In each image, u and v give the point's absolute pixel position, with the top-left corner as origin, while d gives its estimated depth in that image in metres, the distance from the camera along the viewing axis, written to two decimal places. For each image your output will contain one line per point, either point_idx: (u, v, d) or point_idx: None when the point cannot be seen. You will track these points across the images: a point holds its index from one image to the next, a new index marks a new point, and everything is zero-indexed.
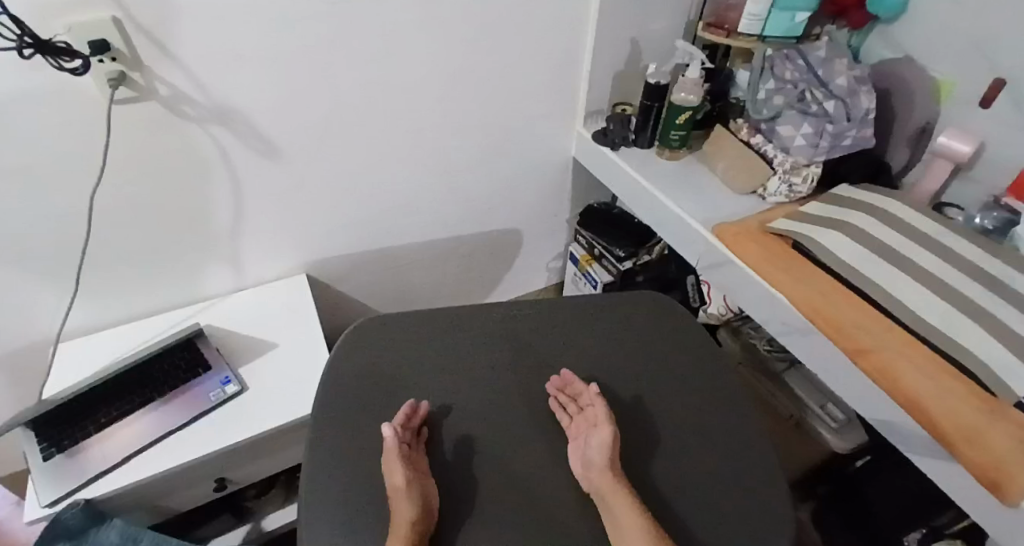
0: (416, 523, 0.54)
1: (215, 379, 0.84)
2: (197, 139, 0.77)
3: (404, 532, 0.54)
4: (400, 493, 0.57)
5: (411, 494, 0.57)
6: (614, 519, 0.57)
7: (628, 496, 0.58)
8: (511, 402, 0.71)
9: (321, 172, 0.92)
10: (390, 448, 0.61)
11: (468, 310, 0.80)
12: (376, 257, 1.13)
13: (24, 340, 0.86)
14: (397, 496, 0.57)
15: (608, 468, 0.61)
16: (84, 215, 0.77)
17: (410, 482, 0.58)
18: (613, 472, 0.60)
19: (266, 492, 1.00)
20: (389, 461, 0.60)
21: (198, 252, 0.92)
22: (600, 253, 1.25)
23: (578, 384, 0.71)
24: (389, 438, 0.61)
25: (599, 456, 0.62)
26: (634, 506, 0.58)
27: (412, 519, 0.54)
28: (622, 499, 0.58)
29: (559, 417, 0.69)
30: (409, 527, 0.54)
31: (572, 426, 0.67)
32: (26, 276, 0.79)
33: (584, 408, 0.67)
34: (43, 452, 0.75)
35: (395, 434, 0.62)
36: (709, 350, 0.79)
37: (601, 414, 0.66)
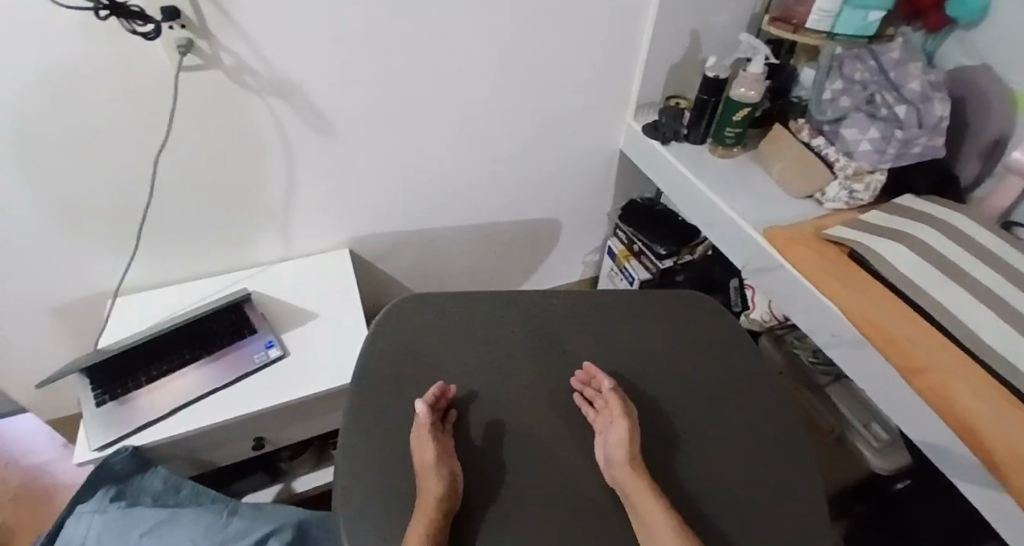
0: (440, 502, 0.55)
1: (259, 342, 0.87)
2: (255, 109, 0.79)
3: (428, 509, 0.55)
4: (427, 470, 0.58)
5: (437, 472, 0.58)
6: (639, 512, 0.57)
7: (652, 492, 0.58)
8: (543, 391, 0.71)
9: (368, 149, 0.93)
10: (422, 426, 0.62)
11: (503, 295, 0.80)
12: (417, 238, 1.14)
13: (85, 292, 0.91)
14: (423, 473, 0.58)
15: (629, 465, 0.60)
16: (149, 178, 0.80)
17: (437, 460, 0.59)
18: (638, 465, 0.60)
19: (299, 456, 1.02)
20: (416, 439, 0.62)
21: (249, 220, 0.94)
22: (639, 249, 1.22)
23: (601, 377, 0.70)
24: (422, 415, 0.63)
25: (620, 453, 0.61)
26: (658, 500, 0.57)
27: (439, 496, 0.55)
28: (647, 494, 0.57)
29: (583, 412, 0.68)
30: (432, 506, 0.55)
31: (596, 420, 0.66)
32: (92, 232, 0.83)
33: (606, 402, 0.66)
34: (97, 399, 0.78)
35: (425, 411, 0.63)
36: (752, 356, 0.77)
37: (617, 407, 0.65)
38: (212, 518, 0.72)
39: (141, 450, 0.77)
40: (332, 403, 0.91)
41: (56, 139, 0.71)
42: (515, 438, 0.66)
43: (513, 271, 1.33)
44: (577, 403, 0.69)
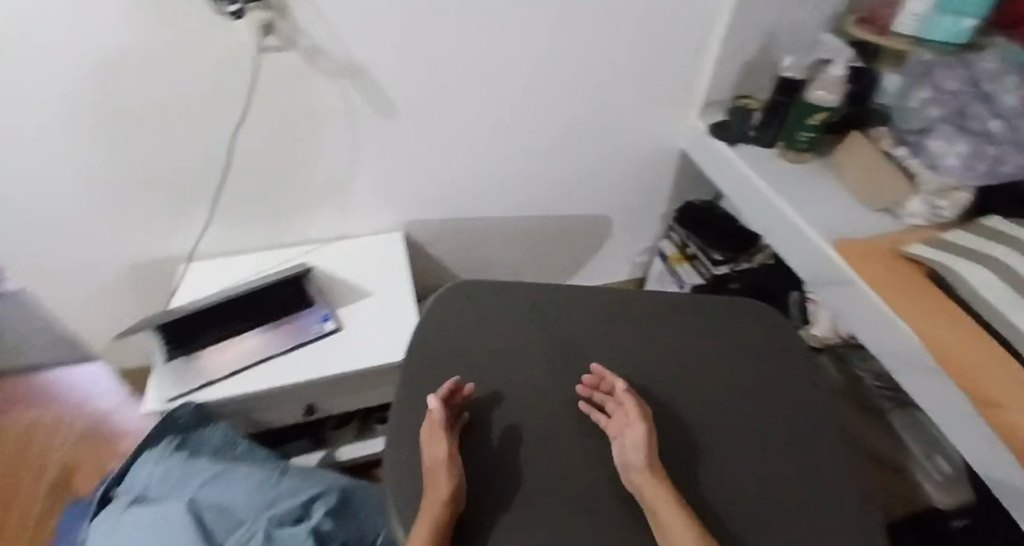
0: (447, 503, 0.54)
1: (316, 315, 0.91)
2: (327, 90, 0.82)
3: (440, 504, 0.53)
4: (437, 468, 0.57)
5: (448, 471, 0.57)
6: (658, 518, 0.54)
7: (673, 496, 0.55)
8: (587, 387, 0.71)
9: (428, 136, 0.94)
10: (435, 423, 0.61)
11: (553, 289, 0.81)
12: (470, 226, 1.15)
13: (160, 255, 0.97)
14: (433, 470, 0.57)
15: (647, 469, 0.58)
16: (225, 150, 0.85)
17: (449, 459, 0.58)
18: (658, 470, 0.58)
19: (343, 425, 1.06)
20: (427, 435, 0.61)
21: (312, 197, 0.98)
22: (694, 254, 1.19)
23: (611, 379, 0.68)
24: (435, 411, 0.62)
25: (638, 457, 0.59)
26: (678, 505, 0.55)
27: (446, 497, 0.54)
28: (664, 497, 0.55)
29: (595, 419, 0.66)
30: (439, 504, 0.53)
31: (610, 426, 0.64)
32: (172, 197, 0.89)
33: (619, 404, 0.65)
34: (168, 354, 0.85)
35: (438, 407, 0.62)
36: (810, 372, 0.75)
37: (632, 409, 0.64)
38: (263, 475, 0.75)
39: (206, 405, 0.82)
40: (380, 380, 0.94)
41: (146, 108, 0.76)
42: (553, 431, 0.66)
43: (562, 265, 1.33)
44: (586, 409, 0.67)
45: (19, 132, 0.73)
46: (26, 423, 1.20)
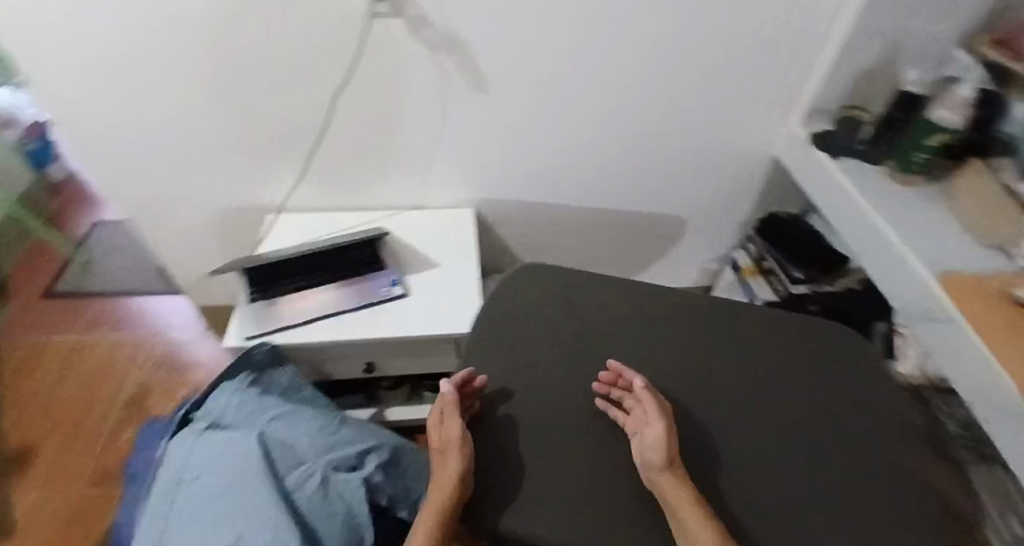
0: (456, 485, 0.57)
1: (385, 278, 0.94)
2: (426, 59, 0.84)
3: (449, 485, 0.56)
4: (449, 449, 0.60)
5: (458, 453, 0.60)
6: (676, 517, 0.54)
7: (694, 498, 0.55)
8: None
9: (514, 117, 0.95)
10: (448, 405, 0.64)
11: (621, 285, 0.81)
12: (542, 211, 1.14)
13: (254, 203, 1.03)
14: (444, 453, 0.60)
15: (667, 469, 0.58)
16: (325, 108, 0.89)
17: (461, 441, 0.61)
18: (678, 470, 0.58)
19: (395, 388, 1.09)
20: (437, 420, 0.64)
21: (397, 166, 1.00)
22: (769, 267, 1.14)
23: (628, 374, 0.67)
24: (447, 394, 0.65)
25: (656, 456, 0.59)
26: (700, 506, 0.54)
27: (456, 478, 0.57)
28: (685, 497, 0.55)
29: (613, 415, 0.66)
30: (447, 487, 0.56)
31: (629, 423, 0.64)
32: (272, 149, 0.94)
33: (637, 401, 0.65)
34: (250, 295, 0.91)
35: (451, 391, 0.65)
36: (893, 413, 0.71)
37: (651, 406, 0.64)
38: (325, 422, 0.78)
39: (278, 347, 0.87)
40: (439, 350, 0.96)
41: (261, 58, 0.81)
42: (603, 424, 0.66)
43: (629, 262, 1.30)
44: (603, 406, 0.67)
45: (155, 68, 0.81)
46: (113, 342, 1.33)
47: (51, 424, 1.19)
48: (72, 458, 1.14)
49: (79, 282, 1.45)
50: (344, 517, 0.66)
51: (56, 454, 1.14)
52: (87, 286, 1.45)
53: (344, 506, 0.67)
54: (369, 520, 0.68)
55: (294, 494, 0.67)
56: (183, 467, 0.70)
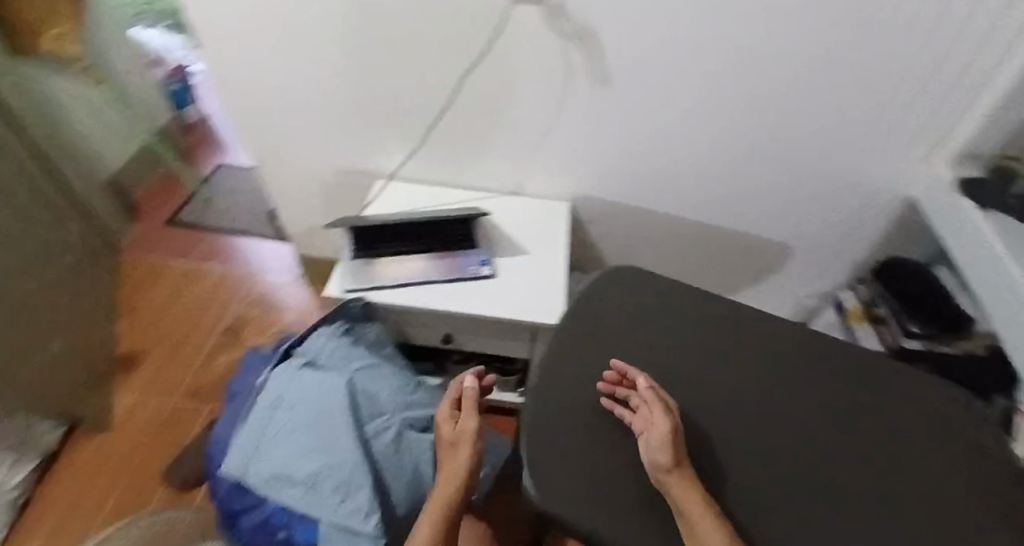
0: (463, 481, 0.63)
1: (475, 257, 0.95)
2: (556, 51, 0.84)
3: (457, 478, 0.63)
4: (464, 441, 0.65)
5: (470, 448, 0.65)
6: (687, 520, 0.54)
7: (705, 502, 0.55)
8: (726, 413, 0.67)
9: (631, 119, 0.93)
10: (468, 399, 0.69)
11: (719, 305, 0.78)
12: (638, 215, 1.12)
13: (370, 166, 1.09)
14: (458, 443, 0.65)
15: (675, 470, 0.57)
16: (452, 87, 0.93)
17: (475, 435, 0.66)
18: (684, 472, 0.57)
19: (466, 362, 1.12)
20: (450, 415, 0.69)
21: (507, 151, 1.02)
22: (882, 316, 1.02)
23: (632, 375, 0.66)
24: (468, 390, 0.70)
25: (662, 458, 0.57)
26: (710, 512, 0.54)
27: (465, 474, 0.63)
28: (696, 501, 0.55)
29: (618, 414, 0.65)
30: (456, 484, 0.62)
31: (633, 423, 0.63)
32: (397, 118, 0.99)
33: (641, 403, 0.63)
34: (353, 253, 0.95)
35: (471, 386, 0.70)
36: (1006, 496, 0.63)
37: (655, 405, 0.62)
38: (404, 381, 0.81)
39: (372, 305, 0.90)
40: (516, 336, 0.96)
41: (404, 32, 0.85)
42: (608, 423, 0.65)
43: (718, 282, 1.25)
44: (608, 405, 0.65)
45: (309, 30, 0.87)
46: (219, 273, 1.45)
47: (160, 334, 1.33)
48: (172, 368, 1.26)
49: (199, 215, 1.60)
50: (413, 474, 0.72)
51: (159, 363, 1.27)
52: (205, 219, 1.59)
53: (414, 464, 0.72)
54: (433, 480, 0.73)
55: (374, 444, 0.72)
56: (279, 396, 0.74)
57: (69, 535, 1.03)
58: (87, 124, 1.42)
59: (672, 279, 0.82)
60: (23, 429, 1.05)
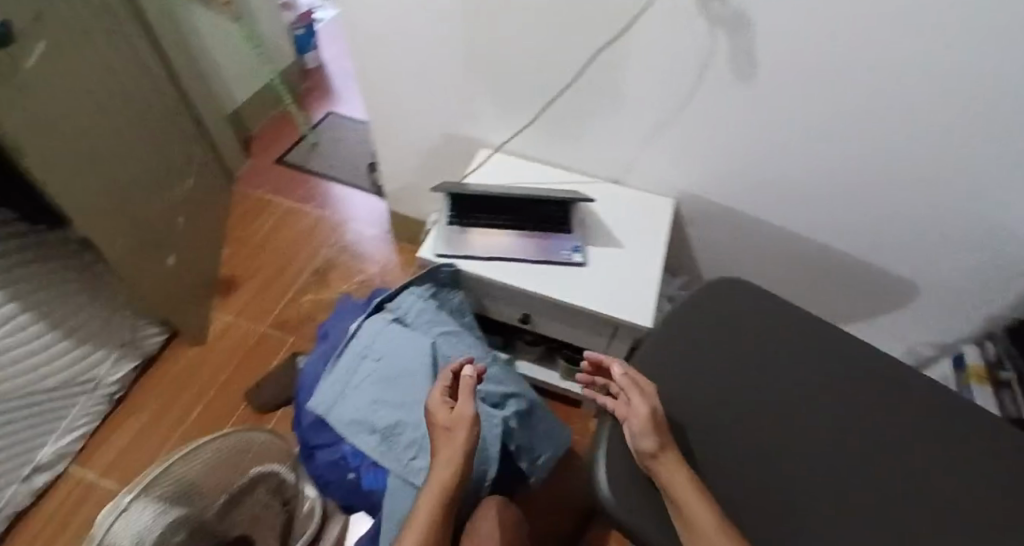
0: (455, 472, 0.62)
1: (569, 242, 0.93)
2: (699, 36, 0.79)
3: (451, 468, 0.62)
4: (458, 429, 0.64)
5: (464, 437, 0.63)
6: (676, 502, 0.54)
7: (695, 485, 0.54)
8: (819, 461, 0.62)
9: (764, 121, 0.86)
10: (467, 382, 0.66)
11: (835, 334, 0.72)
12: (745, 222, 1.03)
13: (481, 134, 1.09)
14: (455, 429, 0.64)
15: (660, 454, 0.56)
16: (581, 62, 0.89)
17: (470, 422, 0.64)
18: (671, 454, 0.56)
19: (534, 344, 1.12)
20: (446, 402, 0.68)
21: (623, 138, 0.98)
22: (1010, 380, 0.86)
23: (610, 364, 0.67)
24: (469, 376, 0.67)
25: (648, 443, 0.57)
26: (699, 492, 0.54)
27: (459, 463, 0.62)
28: (684, 483, 0.54)
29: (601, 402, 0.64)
30: (449, 477, 0.62)
31: (615, 408, 0.62)
32: (519, 89, 0.98)
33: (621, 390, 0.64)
34: (449, 218, 0.95)
35: (472, 374, 0.67)
36: None
37: (633, 390, 0.62)
38: (482, 352, 0.83)
39: (460, 273, 0.90)
40: (597, 330, 0.93)
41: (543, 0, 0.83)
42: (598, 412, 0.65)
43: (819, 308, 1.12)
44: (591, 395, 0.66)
45: None
46: (316, 217, 1.52)
47: (257, 265, 1.42)
48: (263, 299, 1.35)
49: (304, 158, 1.66)
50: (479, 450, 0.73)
51: (254, 292, 1.36)
52: (311, 163, 1.65)
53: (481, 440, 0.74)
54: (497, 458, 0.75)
55: None
56: (369, 344, 0.80)
57: (157, 433, 1.14)
58: (220, 56, 1.52)
59: (786, 299, 0.76)
60: (130, 332, 1.16)
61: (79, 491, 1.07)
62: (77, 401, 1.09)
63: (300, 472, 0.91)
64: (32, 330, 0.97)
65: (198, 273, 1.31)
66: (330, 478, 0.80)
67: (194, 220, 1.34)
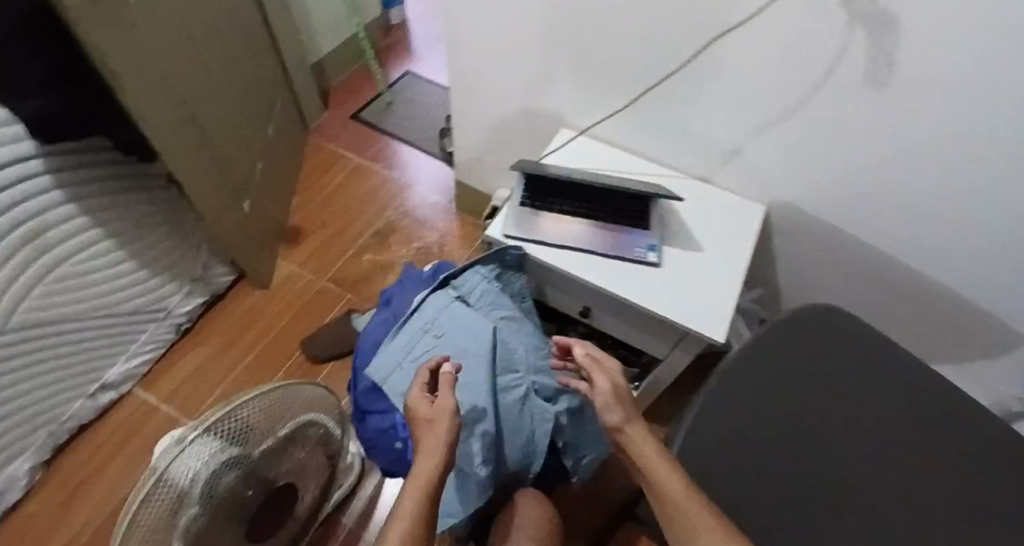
0: (435, 470, 0.56)
1: (644, 240, 0.88)
2: (831, 36, 0.71)
3: (432, 464, 0.56)
4: (437, 424, 0.60)
5: (444, 433, 0.59)
6: (644, 471, 0.53)
7: (670, 463, 0.53)
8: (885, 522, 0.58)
9: (887, 137, 0.78)
10: (445, 376, 0.65)
11: (930, 384, 0.66)
12: (840, 240, 0.96)
13: (567, 114, 1.05)
14: (432, 426, 0.60)
15: (629, 426, 0.57)
16: (689, 52, 0.83)
17: (451, 412, 0.61)
18: (637, 426, 0.57)
19: (588, 337, 1.09)
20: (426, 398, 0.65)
21: (721, 135, 0.92)
22: None
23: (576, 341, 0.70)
24: (447, 369, 0.66)
25: (614, 415, 0.59)
26: (672, 468, 0.53)
27: (440, 458, 0.57)
28: (654, 455, 0.54)
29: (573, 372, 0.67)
30: (428, 474, 0.55)
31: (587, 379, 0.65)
32: (615, 73, 0.93)
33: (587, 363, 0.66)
34: (521, 199, 0.91)
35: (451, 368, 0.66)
36: None
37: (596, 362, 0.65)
38: (540, 343, 0.82)
39: (527, 258, 0.87)
40: (661, 336, 0.89)
41: None
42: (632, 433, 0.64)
43: (906, 340, 1.03)
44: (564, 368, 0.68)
45: None
46: (386, 178, 1.53)
47: (325, 218, 1.44)
48: (327, 253, 1.38)
49: (383, 115, 1.66)
50: (528, 444, 0.73)
51: (319, 245, 1.39)
52: (388, 121, 1.65)
53: (530, 434, 0.73)
54: (542, 453, 0.74)
55: (501, 400, 0.74)
56: (431, 321, 0.80)
57: (218, 368, 1.20)
58: (310, 4, 1.51)
59: (882, 337, 0.70)
60: (202, 269, 1.20)
61: (142, 413, 1.14)
62: (147, 327, 1.15)
63: (347, 430, 0.93)
64: (112, 258, 1.02)
65: (270, 220, 1.34)
66: (379, 441, 0.83)
67: (272, 166, 1.37)
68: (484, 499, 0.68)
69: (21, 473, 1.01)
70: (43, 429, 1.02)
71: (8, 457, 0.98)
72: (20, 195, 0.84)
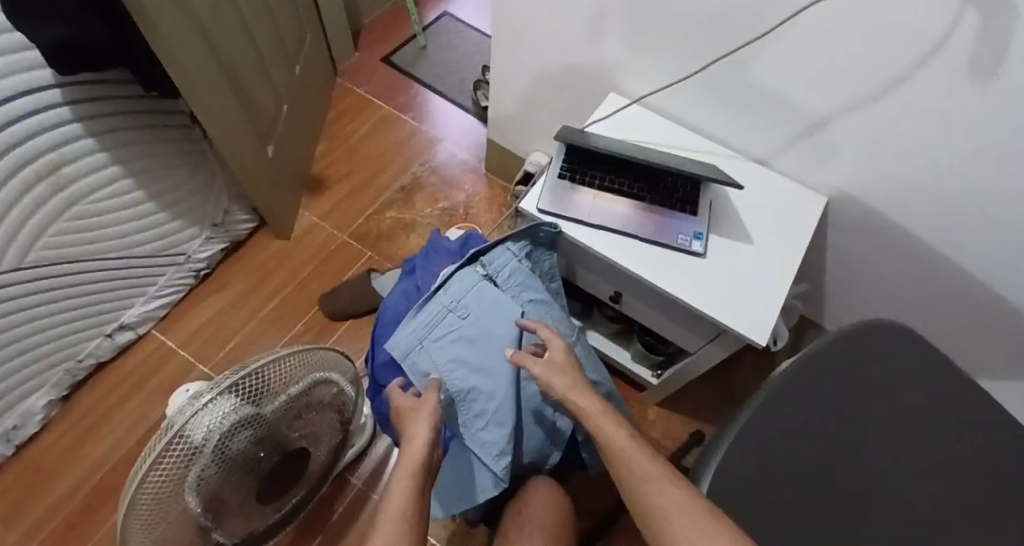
0: (425, 457, 0.59)
1: (689, 226, 0.81)
2: (931, 21, 0.62)
3: (420, 451, 0.59)
4: (418, 416, 0.63)
5: (430, 423, 0.62)
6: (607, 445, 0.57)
7: (623, 428, 0.58)
8: None
9: (979, 138, 0.69)
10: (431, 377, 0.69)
11: (1000, 418, 0.60)
12: (901, 241, 0.89)
13: (618, 79, 0.97)
14: (412, 418, 0.63)
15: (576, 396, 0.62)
16: (761, 26, 0.74)
17: (436, 404, 0.64)
18: (580, 390, 0.62)
19: (614, 320, 1.05)
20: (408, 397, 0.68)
21: (787, 116, 0.84)
22: None
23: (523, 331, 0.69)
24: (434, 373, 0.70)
25: (559, 381, 0.63)
26: (623, 431, 0.57)
27: (427, 444, 0.60)
28: (607, 423, 0.58)
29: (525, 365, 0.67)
30: (418, 459, 0.58)
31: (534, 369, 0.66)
32: (676, 40, 0.84)
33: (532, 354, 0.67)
34: (561, 171, 0.85)
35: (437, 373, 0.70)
36: None
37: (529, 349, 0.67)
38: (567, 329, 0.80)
39: (561, 235, 0.82)
40: (697, 329, 0.84)
41: None
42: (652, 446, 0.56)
43: (955, 347, 0.98)
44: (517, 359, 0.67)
45: None
46: (416, 130, 1.46)
47: (351, 168, 1.39)
48: (351, 205, 1.33)
49: (418, 61, 1.57)
50: (549, 433, 0.75)
51: (343, 196, 1.35)
52: (423, 68, 1.56)
53: (551, 424, 0.75)
54: (559, 443, 0.77)
55: (524, 390, 0.72)
56: (456, 301, 0.74)
57: (236, 316, 1.19)
58: None
59: (954, 361, 0.63)
60: (222, 215, 1.17)
61: (159, 355, 1.14)
62: (166, 271, 1.13)
63: (362, 395, 0.91)
64: (130, 200, 0.99)
65: (295, 168, 1.30)
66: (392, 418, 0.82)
67: (300, 111, 1.31)
68: (501, 488, 0.72)
69: (37, 408, 1.03)
70: (60, 366, 1.03)
71: (25, 392, 0.99)
72: (36, 125, 0.80)
